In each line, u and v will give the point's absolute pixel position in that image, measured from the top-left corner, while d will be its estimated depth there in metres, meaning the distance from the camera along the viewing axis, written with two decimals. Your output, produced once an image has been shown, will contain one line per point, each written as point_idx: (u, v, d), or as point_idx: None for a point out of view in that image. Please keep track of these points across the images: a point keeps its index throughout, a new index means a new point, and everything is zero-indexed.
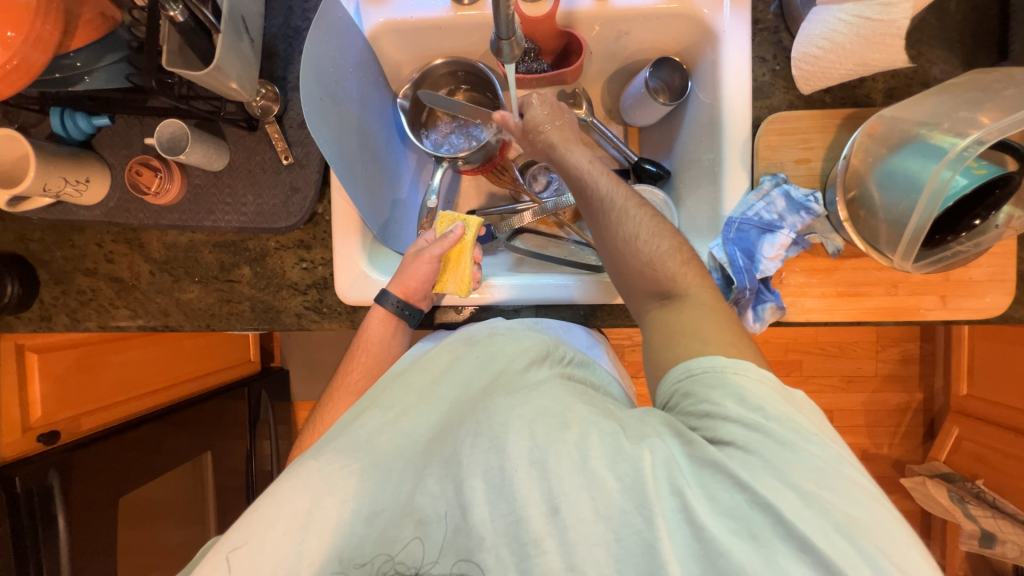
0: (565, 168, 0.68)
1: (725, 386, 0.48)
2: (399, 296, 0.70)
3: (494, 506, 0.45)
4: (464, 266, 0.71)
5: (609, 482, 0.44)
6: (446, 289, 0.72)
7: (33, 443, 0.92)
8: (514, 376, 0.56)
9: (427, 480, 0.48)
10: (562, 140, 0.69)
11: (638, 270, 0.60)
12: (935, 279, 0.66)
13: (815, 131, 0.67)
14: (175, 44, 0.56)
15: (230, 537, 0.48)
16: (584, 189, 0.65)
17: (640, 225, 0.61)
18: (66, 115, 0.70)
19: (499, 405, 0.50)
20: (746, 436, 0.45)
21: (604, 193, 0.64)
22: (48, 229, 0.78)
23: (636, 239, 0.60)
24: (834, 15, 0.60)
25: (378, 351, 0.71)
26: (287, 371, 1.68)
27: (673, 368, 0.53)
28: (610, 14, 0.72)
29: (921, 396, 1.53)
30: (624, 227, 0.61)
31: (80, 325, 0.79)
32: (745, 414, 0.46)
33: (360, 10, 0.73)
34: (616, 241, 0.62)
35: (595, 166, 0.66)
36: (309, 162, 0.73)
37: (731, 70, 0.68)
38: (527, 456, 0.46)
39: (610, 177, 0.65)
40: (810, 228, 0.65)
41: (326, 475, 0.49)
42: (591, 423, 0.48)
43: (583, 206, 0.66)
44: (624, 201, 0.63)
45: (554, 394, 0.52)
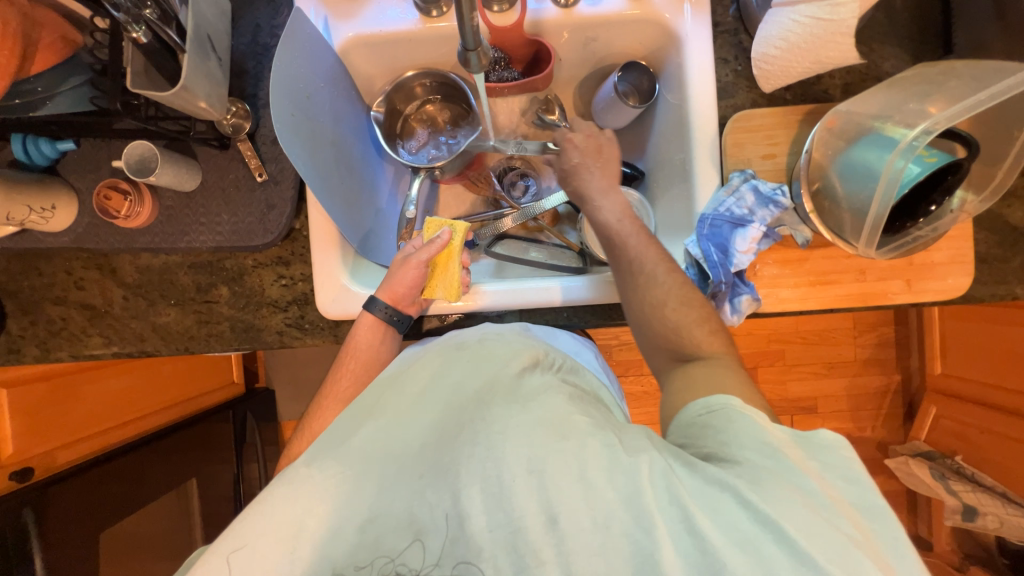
0: (597, 221, 0.69)
1: (743, 421, 0.48)
2: (387, 303, 0.70)
3: (492, 516, 0.45)
4: (453, 271, 0.71)
5: (608, 491, 0.45)
6: (437, 294, 0.72)
7: (5, 481, 0.87)
8: (507, 383, 0.56)
9: (425, 490, 0.48)
10: (597, 189, 0.71)
11: (662, 333, 0.62)
12: (899, 264, 0.69)
13: (779, 128, 0.70)
14: (140, 65, 0.56)
15: (223, 542, 0.47)
16: (616, 244, 0.67)
17: (669, 287, 0.63)
18: (28, 140, 0.68)
19: (498, 415, 0.52)
20: (758, 460, 0.44)
21: (635, 251, 0.66)
22: (13, 258, 0.76)
23: (665, 305, 0.62)
24: (788, 16, 0.63)
25: (366, 359, 0.70)
26: (272, 391, 1.65)
27: (693, 402, 0.53)
28: (577, 21, 0.73)
29: (899, 378, 1.58)
30: (652, 292, 0.63)
31: (50, 356, 0.76)
32: (758, 443, 0.46)
33: (328, 25, 0.73)
34: (644, 301, 0.63)
35: (626, 224, 0.68)
36: (284, 177, 0.72)
37: (696, 71, 0.71)
38: (524, 466, 0.47)
39: (642, 236, 0.67)
40: (780, 221, 0.66)
41: (318, 484, 0.48)
42: (588, 433, 0.49)
43: (611, 259, 0.68)
44: (654, 262, 0.64)
45: (552, 404, 0.52)
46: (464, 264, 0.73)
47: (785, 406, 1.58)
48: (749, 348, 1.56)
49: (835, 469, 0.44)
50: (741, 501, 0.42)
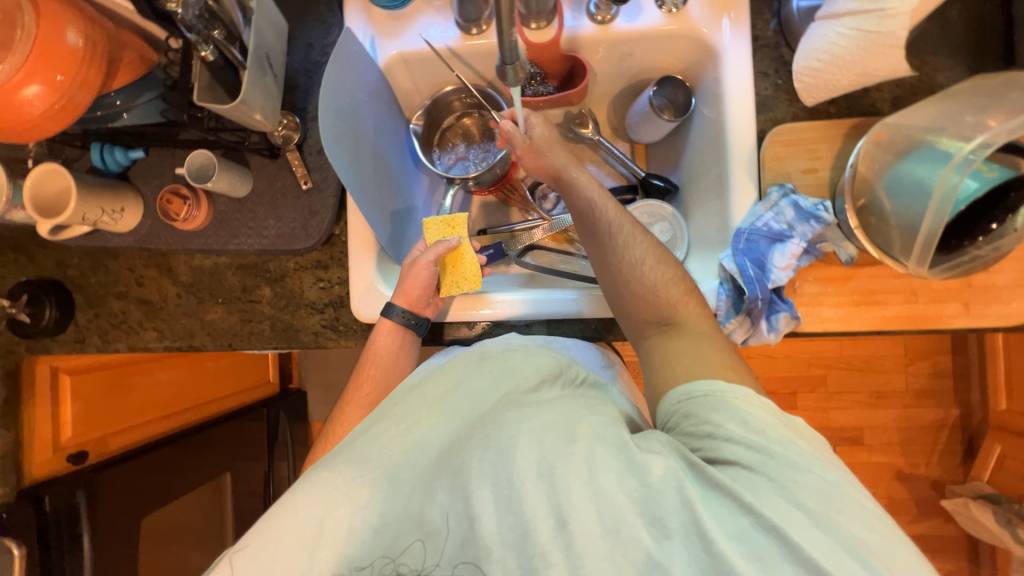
0: (568, 190, 0.68)
1: (726, 410, 0.49)
2: (404, 308, 0.72)
3: (502, 518, 0.46)
4: (466, 267, 0.74)
5: (619, 494, 0.45)
6: (455, 291, 0.74)
7: (63, 462, 0.95)
8: (525, 394, 0.56)
9: (438, 491, 0.49)
10: (567, 162, 0.69)
11: (643, 295, 0.62)
12: (956, 286, 0.64)
13: (821, 141, 0.68)
14: (206, 81, 0.61)
15: (239, 542, 0.49)
16: (589, 213, 0.66)
17: (645, 250, 0.64)
18: (105, 150, 0.74)
19: (510, 419, 0.51)
20: (747, 456, 0.46)
21: (611, 216, 0.65)
22: (85, 255, 0.83)
23: (643, 264, 0.63)
24: (833, 29, 0.61)
25: (387, 363, 0.72)
26: (305, 392, 1.72)
27: (673, 390, 0.55)
28: (612, 36, 0.74)
29: (958, 412, 1.46)
30: (630, 253, 0.64)
31: (110, 347, 0.82)
32: (745, 435, 0.47)
33: (374, 43, 0.77)
34: (625, 267, 0.63)
35: (598, 191, 0.67)
36: (326, 186, 0.76)
37: (734, 85, 0.70)
38: (535, 469, 0.47)
39: (613, 202, 0.67)
40: (821, 237, 0.64)
41: (339, 487, 0.49)
42: (599, 438, 0.48)
43: (586, 229, 0.66)
44: (629, 225, 0.65)
45: (565, 409, 0.53)
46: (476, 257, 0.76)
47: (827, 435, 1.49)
48: (787, 372, 1.49)
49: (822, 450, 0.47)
50: (739, 505, 0.43)
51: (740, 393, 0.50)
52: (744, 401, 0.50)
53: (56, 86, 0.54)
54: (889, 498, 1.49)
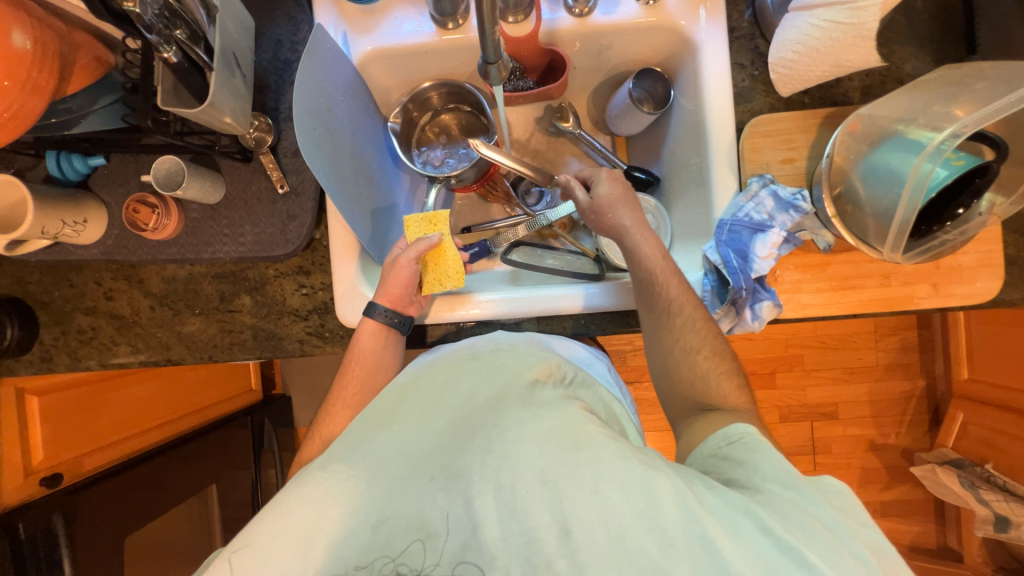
0: (634, 254, 0.69)
1: (763, 452, 0.54)
2: (387, 307, 0.70)
3: (505, 525, 0.46)
4: (448, 264, 0.73)
5: (622, 506, 0.46)
6: (438, 289, 0.73)
7: (35, 487, 0.90)
8: (521, 392, 0.57)
9: (437, 495, 0.48)
10: (635, 224, 0.70)
11: (683, 380, 0.66)
12: (925, 268, 0.67)
13: (797, 131, 0.69)
14: (170, 83, 0.57)
15: (234, 541, 0.48)
16: (657, 282, 0.66)
17: (702, 339, 0.65)
18: (62, 157, 0.71)
19: (511, 424, 0.53)
20: (776, 492, 0.48)
21: (676, 298, 0.66)
22: (46, 270, 0.78)
23: (697, 353, 0.65)
24: (806, 20, 0.62)
25: (371, 364, 0.70)
26: (289, 398, 1.70)
27: (714, 435, 0.59)
28: (591, 29, 0.73)
29: (924, 383, 1.54)
30: (686, 340, 0.65)
31: (81, 364, 0.79)
32: (776, 475, 0.50)
33: (348, 40, 0.75)
34: (678, 351, 0.66)
35: (666, 258, 0.68)
36: (304, 189, 0.74)
37: (712, 77, 0.70)
38: (538, 476, 0.48)
39: (677, 279, 0.67)
40: (800, 225, 0.66)
41: (333, 486, 0.49)
42: (602, 445, 0.49)
43: (645, 298, 0.68)
44: (695, 312, 0.66)
45: (563, 414, 0.53)
46: (457, 253, 0.75)
47: (805, 412, 1.55)
48: (766, 352, 1.54)
49: (850, 512, 0.48)
50: (761, 523, 0.44)
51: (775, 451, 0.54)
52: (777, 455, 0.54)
53: (3, 92, 0.51)
54: (862, 468, 1.57)
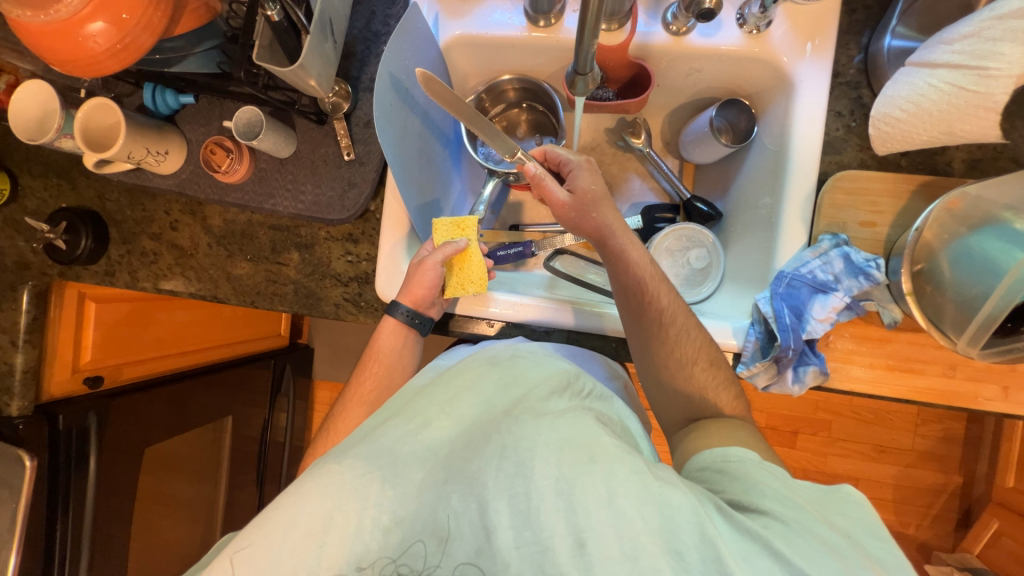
0: (621, 261, 0.66)
1: (761, 473, 0.52)
2: (409, 307, 0.72)
3: (519, 533, 0.46)
4: (471, 270, 0.73)
5: (638, 522, 0.45)
6: (459, 293, 0.73)
7: (79, 384, 0.98)
8: (535, 402, 0.56)
9: (450, 497, 0.49)
10: (619, 226, 0.68)
11: (676, 388, 0.66)
12: (998, 368, 0.62)
13: (885, 195, 0.65)
14: (267, 39, 0.59)
15: (237, 540, 0.49)
16: (648, 291, 0.65)
17: (695, 348, 0.65)
18: (157, 90, 0.75)
19: (527, 429, 0.52)
20: (780, 510, 0.47)
21: (668, 305, 0.65)
22: (124, 192, 0.84)
23: (692, 368, 0.65)
24: (924, 79, 0.57)
25: (389, 362, 0.75)
26: (312, 350, 1.83)
27: (710, 450, 0.58)
28: (685, 50, 0.70)
29: (960, 480, 1.43)
30: (682, 350, 0.65)
31: (138, 285, 0.84)
32: (779, 496, 0.49)
33: (438, 21, 0.75)
34: (670, 359, 0.65)
35: (651, 262, 0.67)
36: (369, 160, 0.76)
37: (804, 120, 0.66)
38: (553, 485, 0.47)
39: (666, 288, 0.66)
40: (867, 294, 0.62)
41: (347, 480, 0.49)
42: (618, 458, 0.49)
43: (632, 307, 0.66)
44: (687, 318, 0.66)
45: (578, 424, 0.53)
46: (482, 258, 0.75)
47: (821, 481, 1.47)
48: (793, 410, 1.47)
49: (860, 535, 0.46)
50: (768, 550, 0.43)
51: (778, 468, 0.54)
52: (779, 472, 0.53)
53: (120, 24, 0.54)
54: None
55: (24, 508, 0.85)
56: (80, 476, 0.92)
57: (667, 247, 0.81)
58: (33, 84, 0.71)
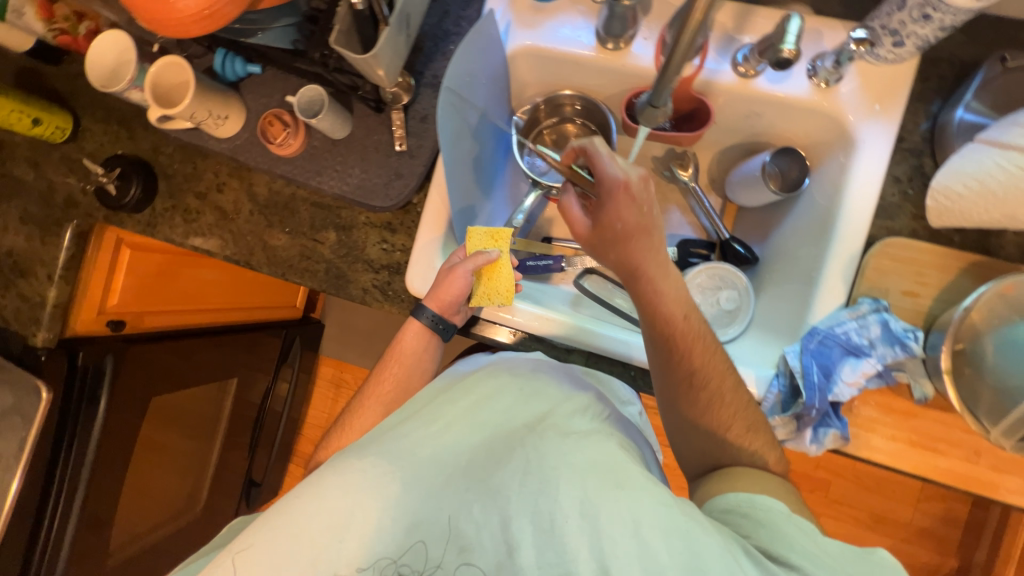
0: (659, 316, 0.62)
1: (791, 523, 0.51)
2: (434, 311, 0.72)
3: (542, 552, 0.48)
4: (499, 282, 0.73)
5: (664, 554, 0.45)
6: (485, 304, 0.74)
7: (102, 325, 1.01)
8: (560, 419, 0.57)
9: (473, 508, 0.50)
10: (653, 264, 0.62)
11: (708, 443, 0.64)
12: (1023, 461, 0.60)
13: (933, 268, 0.64)
14: (346, 26, 0.60)
15: (238, 540, 0.51)
16: (679, 350, 0.62)
17: (728, 413, 0.62)
18: (228, 57, 0.78)
19: (550, 447, 0.53)
20: (812, 569, 0.46)
21: (702, 367, 0.62)
22: (179, 148, 0.86)
23: (724, 415, 0.62)
24: (992, 158, 0.57)
25: (410, 364, 0.75)
26: (322, 325, 1.85)
27: (737, 492, 0.56)
28: (750, 92, 0.70)
29: (956, 564, 1.38)
30: (712, 386, 0.62)
31: (176, 240, 0.86)
32: (812, 554, 0.48)
33: (509, 28, 0.76)
34: (703, 418, 0.63)
35: (691, 317, 0.62)
36: (419, 154, 0.76)
37: (861, 180, 0.65)
38: (576, 508, 0.48)
39: (697, 327, 0.63)
40: (900, 365, 0.61)
41: (368, 478, 0.51)
42: (643, 487, 0.49)
43: (661, 348, 0.63)
44: (723, 382, 0.62)
45: (604, 446, 0.53)
46: (511, 271, 0.75)
47: None
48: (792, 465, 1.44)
49: None
50: None
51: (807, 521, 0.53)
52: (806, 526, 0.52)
53: None
54: None
55: (33, 436, 0.87)
56: (89, 414, 0.94)
57: (698, 284, 0.80)
58: (112, 34, 0.74)
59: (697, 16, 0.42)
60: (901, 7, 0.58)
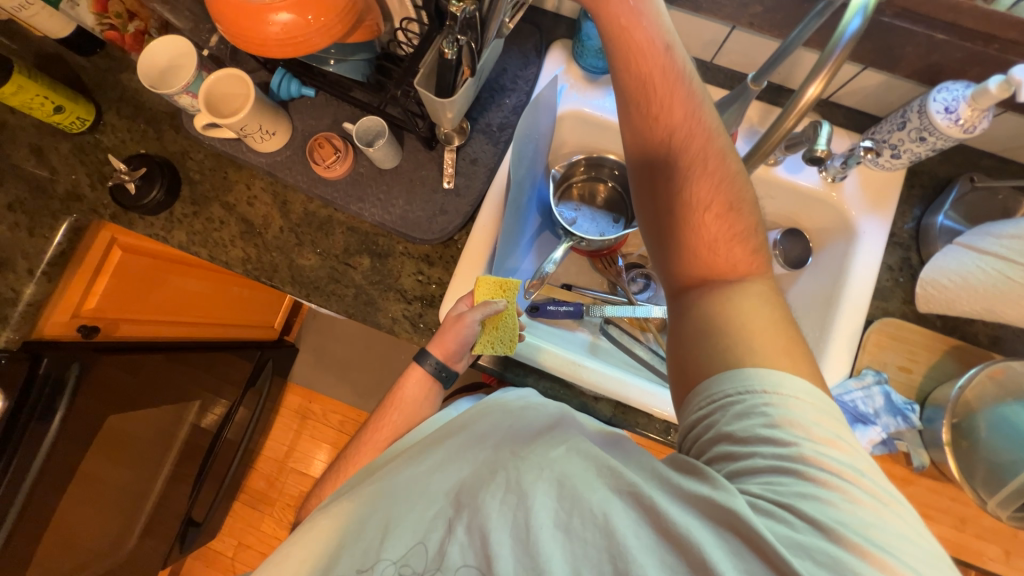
0: (637, 68, 0.57)
1: (749, 419, 0.45)
2: (437, 359, 0.73)
3: (517, 560, 0.46)
4: (503, 334, 0.74)
5: (642, 549, 0.43)
6: (487, 351, 0.74)
7: (71, 330, 0.90)
8: (540, 432, 0.59)
9: (456, 530, 0.51)
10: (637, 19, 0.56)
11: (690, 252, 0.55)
12: (1002, 530, 0.67)
13: (923, 348, 0.72)
14: (428, 70, 0.64)
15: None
16: (657, 95, 0.57)
17: (706, 189, 0.55)
18: (286, 78, 0.78)
19: (528, 460, 0.53)
20: (776, 483, 0.43)
21: (683, 121, 0.56)
22: (210, 156, 0.84)
23: (702, 203, 0.55)
24: (974, 260, 0.67)
25: (410, 412, 0.74)
26: (296, 349, 1.75)
27: (696, 393, 0.50)
28: (771, 178, 0.80)
29: None
30: (695, 163, 0.56)
31: (192, 248, 0.82)
32: (771, 458, 0.44)
33: (563, 91, 0.82)
34: (684, 209, 0.56)
35: (673, 51, 0.57)
36: (466, 194, 0.79)
37: (862, 266, 0.74)
38: (550, 513, 0.47)
39: (681, 85, 0.56)
40: (899, 434, 0.67)
41: (357, 504, 0.60)
42: (621, 486, 0.48)
43: (643, 113, 0.58)
44: (703, 144, 0.56)
45: (587, 453, 0.52)
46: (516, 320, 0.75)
47: None
48: None
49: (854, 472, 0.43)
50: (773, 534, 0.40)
51: (792, 399, 0.45)
52: (787, 416, 0.45)
53: (305, 23, 0.58)
54: None
55: None
56: (40, 430, 0.81)
57: None
58: (170, 38, 0.73)
59: (791, 116, 0.52)
60: (902, 127, 0.69)
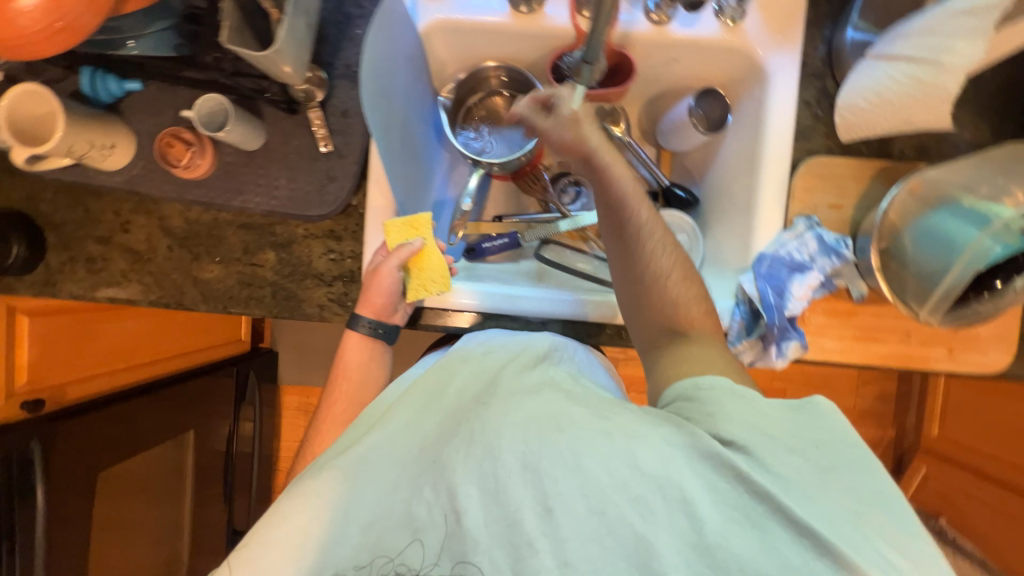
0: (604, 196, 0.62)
1: (728, 397, 0.51)
2: (370, 318, 0.72)
3: (489, 510, 0.48)
4: (429, 271, 0.71)
5: (604, 480, 0.47)
6: (422, 295, 0.72)
7: (17, 410, 0.87)
8: (510, 377, 0.58)
9: (423, 489, 0.52)
10: (602, 144, 0.62)
11: (662, 314, 0.62)
12: (944, 331, 0.69)
13: (851, 180, 0.70)
14: (236, 23, 0.54)
15: None
16: (616, 213, 0.61)
17: (666, 271, 0.62)
18: (96, 76, 0.67)
19: (494, 414, 0.53)
20: (752, 439, 0.47)
21: (642, 222, 0.61)
22: (61, 191, 0.75)
23: (668, 279, 0.62)
24: (885, 71, 0.62)
25: (357, 380, 0.76)
26: (274, 353, 1.73)
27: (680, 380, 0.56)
28: (666, 38, 0.72)
29: (893, 433, 1.52)
30: (656, 252, 0.62)
31: (87, 295, 0.75)
32: (748, 421, 0.48)
33: (416, 4, 0.72)
34: (650, 290, 0.62)
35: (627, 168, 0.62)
36: (349, 152, 0.72)
37: (777, 111, 0.70)
38: (519, 459, 0.49)
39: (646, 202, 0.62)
40: (838, 272, 0.68)
41: (313, 492, 0.55)
42: (584, 425, 0.50)
43: (614, 227, 0.63)
44: (657, 234, 0.62)
45: (549, 399, 0.54)
46: (440, 255, 0.73)
47: None
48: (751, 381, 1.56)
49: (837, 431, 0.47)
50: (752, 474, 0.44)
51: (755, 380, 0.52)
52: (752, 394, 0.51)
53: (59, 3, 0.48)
54: None
55: None
56: (26, 510, 0.81)
57: None
58: None
59: None
60: None
